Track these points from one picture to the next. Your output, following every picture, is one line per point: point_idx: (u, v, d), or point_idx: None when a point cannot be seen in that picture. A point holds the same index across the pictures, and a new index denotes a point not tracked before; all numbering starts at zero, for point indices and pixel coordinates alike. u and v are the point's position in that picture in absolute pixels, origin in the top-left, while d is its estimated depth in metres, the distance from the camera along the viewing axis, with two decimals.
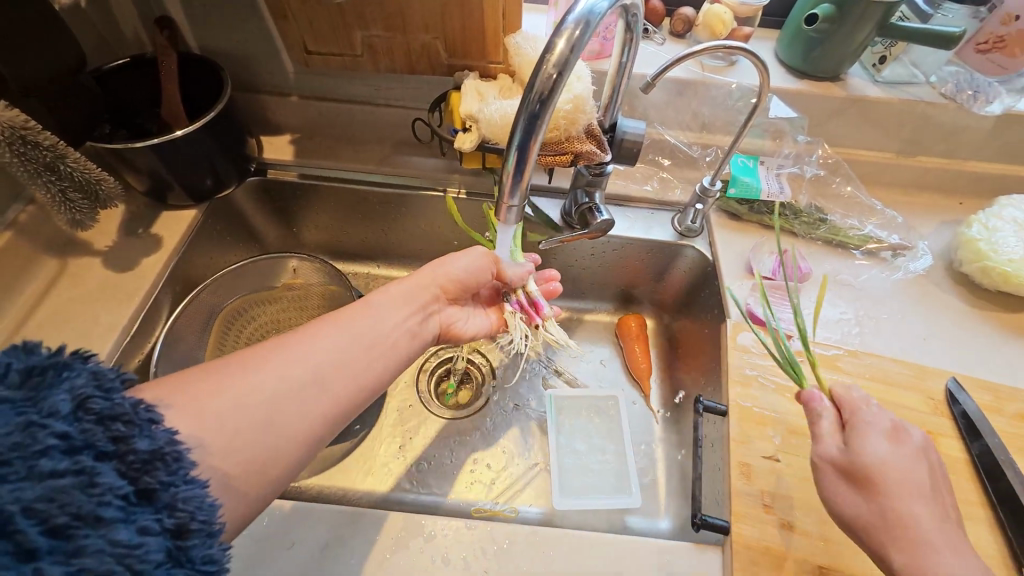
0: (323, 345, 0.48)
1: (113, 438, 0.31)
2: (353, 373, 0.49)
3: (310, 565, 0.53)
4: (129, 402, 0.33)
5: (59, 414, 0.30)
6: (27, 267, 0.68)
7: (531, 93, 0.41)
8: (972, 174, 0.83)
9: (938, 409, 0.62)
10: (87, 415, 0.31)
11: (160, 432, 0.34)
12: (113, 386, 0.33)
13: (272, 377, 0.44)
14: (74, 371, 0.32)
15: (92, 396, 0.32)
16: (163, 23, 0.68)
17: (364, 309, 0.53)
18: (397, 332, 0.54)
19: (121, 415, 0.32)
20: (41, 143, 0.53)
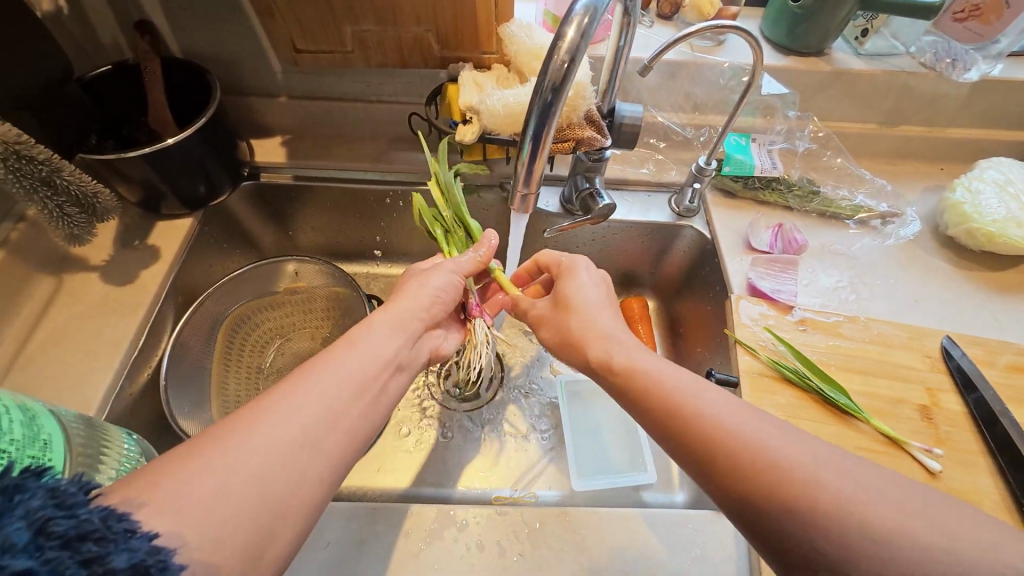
0: (304, 403, 0.41)
1: (84, 561, 0.25)
2: (345, 422, 0.42)
3: (346, 564, 0.53)
4: (97, 515, 0.27)
5: (15, 548, 0.24)
6: (24, 286, 0.67)
7: (544, 82, 0.42)
8: (953, 140, 0.87)
9: (935, 367, 0.65)
10: (49, 540, 0.25)
11: (139, 543, 0.28)
12: (77, 500, 0.27)
13: (256, 435, 0.37)
14: (26, 490, 0.25)
15: (53, 517, 0.25)
16: (143, 28, 0.65)
17: (346, 348, 0.47)
18: (384, 369, 0.48)
19: (91, 533, 0.26)
20: (35, 157, 0.52)
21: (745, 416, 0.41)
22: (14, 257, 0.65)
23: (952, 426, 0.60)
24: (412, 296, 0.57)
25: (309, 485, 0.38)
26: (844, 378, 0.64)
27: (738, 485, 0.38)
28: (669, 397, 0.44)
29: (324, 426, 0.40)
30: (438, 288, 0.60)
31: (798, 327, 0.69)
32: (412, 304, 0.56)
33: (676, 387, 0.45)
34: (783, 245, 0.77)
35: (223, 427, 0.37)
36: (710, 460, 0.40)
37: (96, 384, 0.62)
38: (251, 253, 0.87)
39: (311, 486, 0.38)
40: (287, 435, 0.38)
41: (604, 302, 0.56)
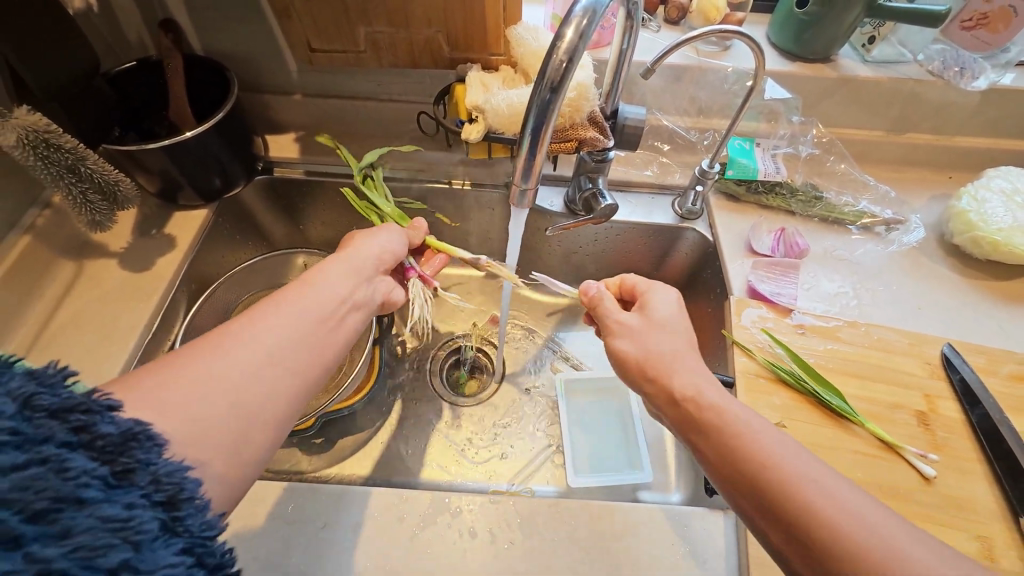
0: (270, 324, 0.44)
1: (74, 428, 0.30)
2: (311, 344, 0.45)
3: (343, 543, 0.55)
4: (80, 392, 0.31)
5: (4, 415, 0.28)
6: (46, 270, 0.70)
7: (543, 81, 0.43)
8: (961, 149, 0.86)
9: (935, 373, 0.65)
10: (37, 411, 0.29)
11: (123, 417, 0.32)
12: (58, 381, 0.30)
13: (221, 351, 0.40)
14: (7, 370, 0.29)
15: (37, 393, 0.29)
16: (168, 26, 0.69)
17: (303, 286, 0.49)
18: (343, 305, 0.50)
19: (77, 405, 0.30)
20: (63, 145, 0.56)
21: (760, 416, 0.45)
22: (38, 242, 0.69)
23: (950, 432, 0.60)
24: (365, 248, 0.58)
25: (281, 399, 0.42)
26: (841, 381, 0.64)
27: (824, 559, 0.37)
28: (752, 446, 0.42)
29: (289, 348, 0.44)
30: (390, 244, 0.62)
31: (797, 330, 0.69)
32: (360, 255, 0.57)
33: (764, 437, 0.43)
34: (785, 249, 0.78)
35: (187, 352, 0.40)
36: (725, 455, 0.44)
37: (111, 365, 0.65)
38: (263, 245, 0.90)
39: (283, 401, 0.42)
40: (251, 353, 0.41)
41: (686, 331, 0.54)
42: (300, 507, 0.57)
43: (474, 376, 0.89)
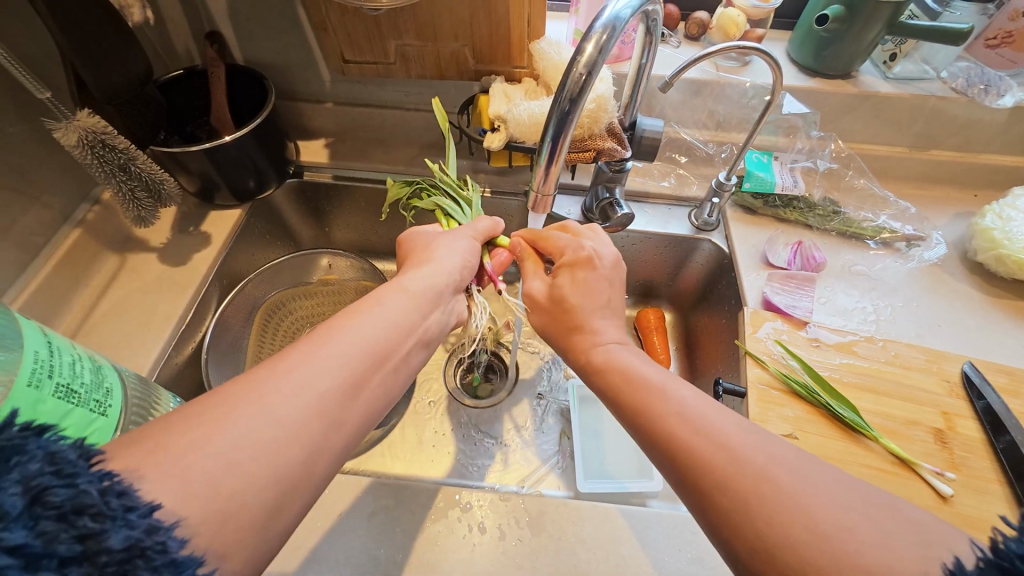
0: (327, 362, 0.40)
1: (78, 536, 0.26)
2: (365, 391, 0.42)
3: (356, 532, 0.57)
4: (95, 488, 0.27)
5: (10, 516, 0.24)
6: (93, 261, 0.75)
7: (563, 93, 0.46)
8: (985, 166, 0.85)
9: (954, 393, 0.64)
10: (46, 510, 0.25)
11: (138, 519, 0.28)
12: (75, 471, 0.27)
13: (273, 393, 0.37)
14: (26, 457, 0.26)
15: (51, 486, 0.26)
16: (213, 38, 0.74)
17: (366, 310, 0.46)
18: (405, 336, 0.47)
19: (88, 507, 0.26)
20: (117, 146, 0.61)
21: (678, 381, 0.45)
22: (88, 235, 0.74)
23: (968, 453, 0.59)
24: (436, 261, 0.58)
25: (328, 451, 0.38)
26: (856, 396, 0.64)
27: (730, 503, 0.35)
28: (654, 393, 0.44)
29: (338, 395, 0.40)
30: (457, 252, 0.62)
31: (811, 343, 0.69)
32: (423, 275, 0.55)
33: (654, 380, 0.46)
34: (801, 263, 0.78)
35: (245, 385, 0.37)
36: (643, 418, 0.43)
37: (148, 352, 0.69)
38: (291, 245, 0.94)
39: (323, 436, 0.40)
40: (307, 395, 0.38)
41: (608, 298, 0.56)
42: (316, 496, 0.59)
43: (488, 380, 0.91)
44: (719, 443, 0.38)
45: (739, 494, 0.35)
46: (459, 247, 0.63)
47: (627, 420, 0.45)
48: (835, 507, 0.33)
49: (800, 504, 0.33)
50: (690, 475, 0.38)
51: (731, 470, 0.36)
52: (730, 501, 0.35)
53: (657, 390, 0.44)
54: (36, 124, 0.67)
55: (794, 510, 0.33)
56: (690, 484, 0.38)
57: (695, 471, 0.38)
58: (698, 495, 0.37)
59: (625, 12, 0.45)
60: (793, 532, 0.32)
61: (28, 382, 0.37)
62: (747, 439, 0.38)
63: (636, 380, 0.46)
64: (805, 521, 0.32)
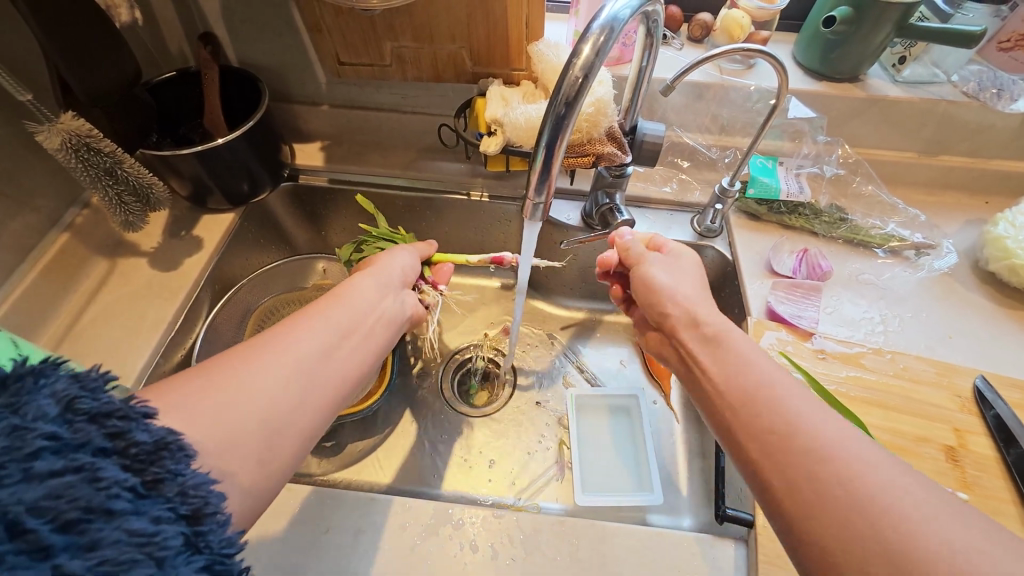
0: (299, 338, 0.43)
1: (109, 434, 0.29)
2: (338, 356, 0.45)
3: (344, 548, 0.55)
4: (119, 398, 0.30)
5: (46, 416, 0.28)
6: (82, 265, 0.73)
7: (559, 96, 0.44)
8: (997, 173, 0.83)
9: (965, 408, 0.61)
10: (77, 415, 0.29)
11: (158, 424, 0.31)
12: (98, 386, 0.30)
13: (252, 365, 0.40)
14: (52, 377, 0.29)
15: (79, 396, 0.29)
16: (207, 39, 0.72)
17: (331, 300, 0.50)
18: (373, 317, 0.51)
19: (115, 411, 0.30)
20: (102, 149, 0.59)
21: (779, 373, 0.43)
22: (76, 239, 0.72)
23: (981, 471, 0.57)
24: (388, 266, 0.59)
25: (311, 406, 0.41)
26: (863, 411, 0.61)
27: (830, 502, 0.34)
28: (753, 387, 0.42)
29: (318, 358, 0.43)
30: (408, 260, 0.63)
31: (817, 355, 0.67)
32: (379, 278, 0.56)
33: (754, 365, 0.44)
34: (807, 271, 0.76)
35: (223, 359, 0.40)
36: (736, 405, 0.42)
37: (137, 359, 0.67)
38: (285, 249, 0.92)
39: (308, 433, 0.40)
40: (281, 363, 0.41)
41: (698, 291, 0.54)
42: (304, 509, 0.57)
43: (485, 388, 0.89)
44: (828, 440, 0.37)
45: (837, 495, 0.34)
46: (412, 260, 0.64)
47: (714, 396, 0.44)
48: (953, 529, 0.31)
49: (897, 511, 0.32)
50: (780, 462, 0.37)
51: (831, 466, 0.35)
52: (838, 495, 0.34)
53: (753, 380, 0.43)
54: (23, 126, 0.66)
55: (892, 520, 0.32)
56: (775, 468, 0.37)
57: (790, 459, 0.37)
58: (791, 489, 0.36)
59: (623, 12, 0.44)
60: (887, 538, 0.31)
61: None
62: (860, 444, 0.36)
63: (729, 363, 0.45)
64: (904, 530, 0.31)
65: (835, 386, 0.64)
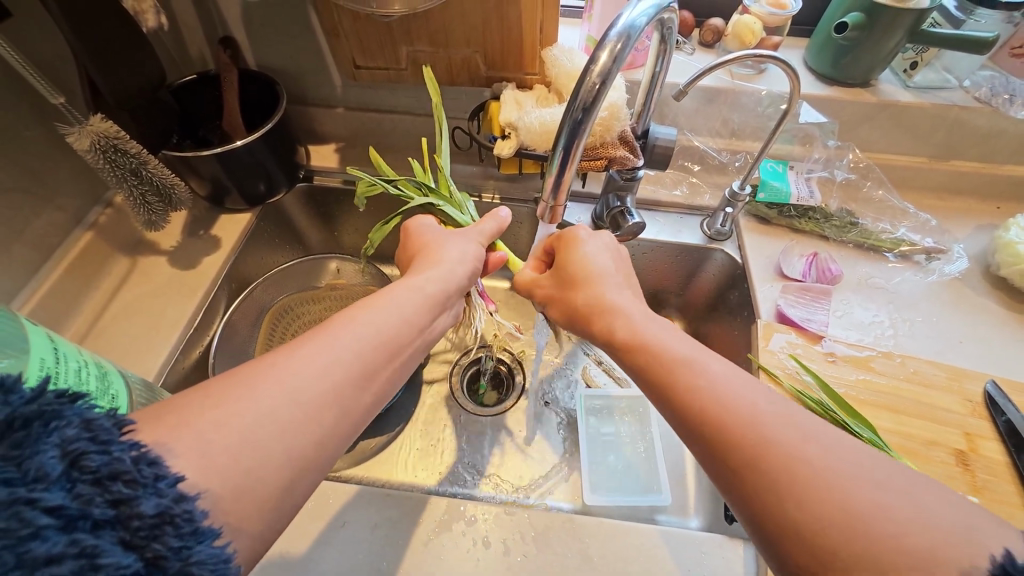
0: (338, 357, 0.42)
1: (113, 501, 0.27)
2: (374, 380, 0.43)
3: (359, 544, 0.56)
4: (129, 456, 0.28)
5: (49, 479, 0.25)
6: (105, 264, 0.75)
7: (575, 102, 0.45)
8: (1009, 178, 0.83)
9: (976, 412, 0.62)
10: (82, 475, 0.26)
11: (167, 488, 0.29)
12: (110, 438, 0.28)
13: (285, 385, 0.38)
14: (64, 421, 0.27)
15: (87, 451, 0.27)
16: (226, 43, 0.74)
17: (373, 307, 0.47)
18: (412, 333, 0.48)
19: (122, 473, 0.27)
20: (128, 151, 0.61)
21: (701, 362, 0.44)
22: (99, 238, 0.74)
23: (992, 477, 0.57)
24: (441, 262, 0.58)
25: (333, 436, 0.39)
26: (873, 414, 0.62)
27: (784, 498, 0.35)
28: (679, 386, 0.43)
29: (347, 382, 0.41)
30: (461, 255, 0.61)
31: (826, 358, 0.67)
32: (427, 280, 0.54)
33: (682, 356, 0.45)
34: (816, 274, 0.76)
35: (258, 368, 0.39)
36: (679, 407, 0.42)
37: (155, 356, 0.69)
38: (300, 249, 0.93)
39: (331, 443, 0.39)
40: (319, 386, 0.39)
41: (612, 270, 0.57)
42: (322, 504, 0.58)
43: (495, 388, 0.90)
44: (750, 424, 0.38)
45: (780, 481, 0.35)
46: (468, 251, 0.62)
47: (656, 400, 0.45)
48: (884, 496, 0.33)
49: (836, 483, 0.34)
50: (722, 454, 0.38)
51: (768, 452, 0.36)
52: (784, 487, 0.35)
53: (687, 377, 0.43)
54: (51, 128, 0.68)
55: (835, 504, 0.33)
56: (723, 464, 0.38)
57: (731, 453, 0.38)
58: (742, 489, 0.37)
59: (640, 21, 0.45)
60: (828, 516, 0.33)
61: None
62: (780, 421, 0.38)
63: (661, 359, 0.45)
64: (842, 504, 0.33)
65: (846, 390, 0.64)
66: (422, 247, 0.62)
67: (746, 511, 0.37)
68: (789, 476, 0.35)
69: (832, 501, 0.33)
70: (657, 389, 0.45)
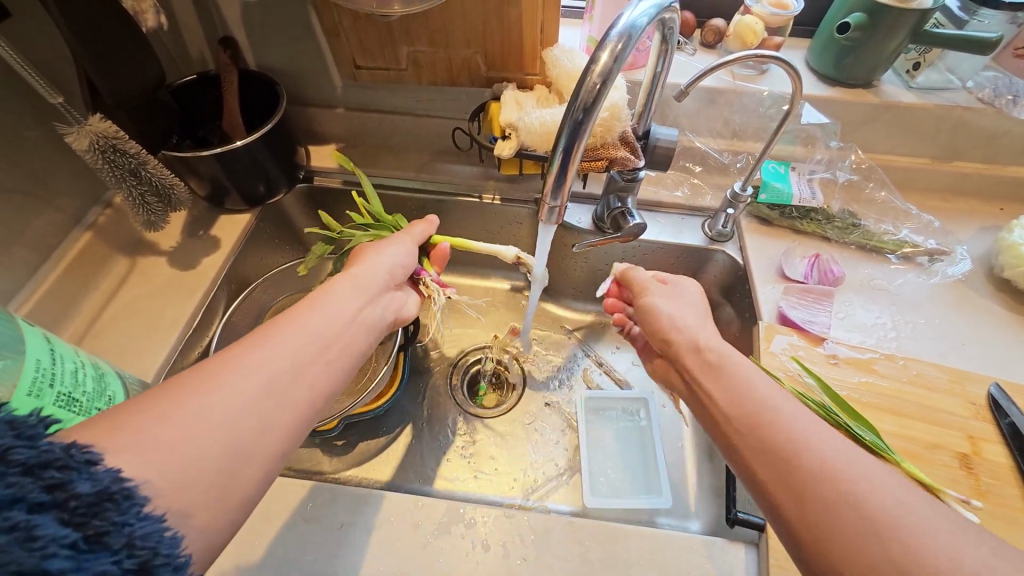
0: (266, 353, 0.42)
1: (48, 486, 0.27)
2: (313, 372, 0.43)
3: (356, 546, 0.56)
4: (58, 446, 0.29)
5: None
6: (104, 264, 0.75)
7: (576, 102, 0.45)
8: (1013, 179, 0.83)
9: (980, 415, 0.61)
10: (11, 466, 0.26)
11: (101, 472, 0.30)
12: (37, 432, 0.28)
13: (224, 386, 0.38)
14: None
15: (13, 446, 0.27)
16: (226, 43, 0.74)
17: (309, 308, 0.47)
18: (347, 326, 0.48)
19: (53, 461, 0.28)
20: (127, 151, 0.61)
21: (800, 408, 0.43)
22: (98, 238, 0.74)
23: (996, 480, 0.56)
24: (373, 264, 0.58)
25: (281, 430, 0.40)
26: (876, 417, 0.61)
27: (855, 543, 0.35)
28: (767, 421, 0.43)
29: (283, 376, 0.41)
30: (397, 256, 0.61)
31: (829, 360, 0.67)
32: (363, 279, 0.54)
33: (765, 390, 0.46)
34: (818, 276, 0.76)
35: (198, 375, 0.38)
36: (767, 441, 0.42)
37: (154, 356, 0.69)
38: (299, 249, 0.93)
39: None
40: (252, 383, 0.39)
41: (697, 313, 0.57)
42: (320, 505, 0.58)
43: (495, 390, 0.89)
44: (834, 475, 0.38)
45: (854, 526, 0.36)
46: (402, 254, 0.62)
47: (731, 428, 0.45)
48: (969, 552, 0.33)
49: (918, 533, 0.34)
50: (803, 497, 0.38)
51: (850, 494, 0.37)
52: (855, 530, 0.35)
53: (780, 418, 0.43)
54: (51, 128, 0.68)
55: (908, 556, 0.33)
56: (796, 495, 0.39)
57: (809, 487, 0.38)
58: (807, 522, 0.38)
59: (641, 20, 0.44)
60: (908, 562, 0.33)
61: (29, 391, 0.37)
62: (867, 465, 0.39)
63: (755, 397, 0.45)
64: (928, 553, 0.33)
65: (846, 390, 0.64)
66: (360, 250, 0.62)
67: (810, 542, 0.37)
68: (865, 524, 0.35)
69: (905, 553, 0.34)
70: (733, 417, 0.45)
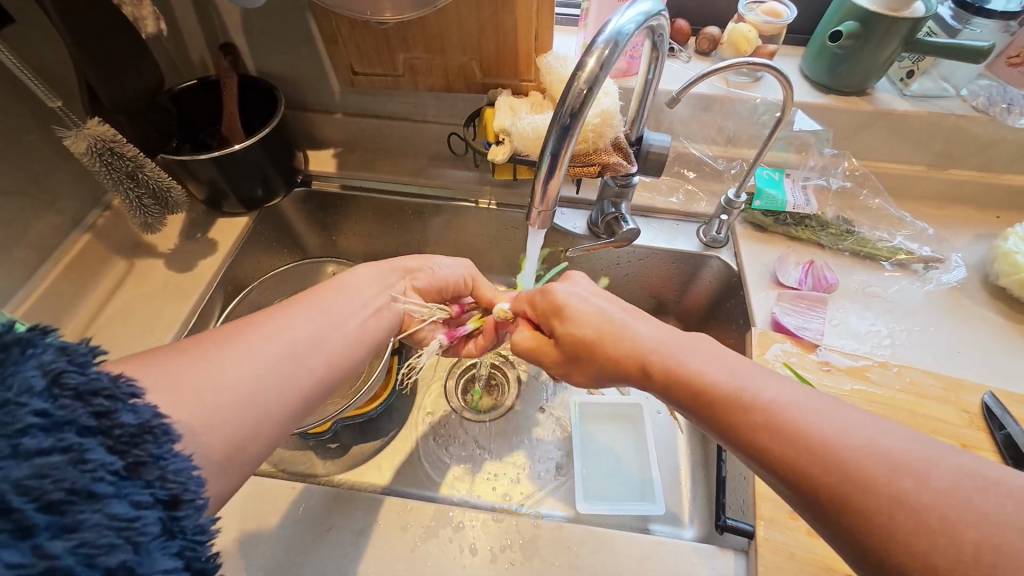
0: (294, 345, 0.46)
1: (94, 412, 0.30)
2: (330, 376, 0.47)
3: (346, 549, 0.56)
4: (107, 376, 0.31)
5: (33, 391, 0.28)
6: (102, 266, 0.76)
7: (563, 108, 0.45)
8: (1008, 187, 0.83)
9: (973, 424, 0.61)
10: (64, 390, 0.29)
11: (144, 406, 0.32)
12: (86, 360, 0.31)
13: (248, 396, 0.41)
14: (40, 348, 0.29)
15: (67, 370, 0.30)
16: (227, 50, 0.76)
17: (328, 294, 0.52)
18: (361, 312, 0.54)
19: (101, 390, 0.31)
20: (124, 154, 0.61)
21: (768, 388, 0.40)
22: (97, 240, 0.75)
23: None
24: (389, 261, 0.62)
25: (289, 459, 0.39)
26: None
27: (907, 534, 0.31)
28: (738, 414, 0.40)
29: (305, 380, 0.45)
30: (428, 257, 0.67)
31: (822, 367, 0.66)
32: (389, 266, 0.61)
33: (729, 384, 0.41)
34: (813, 282, 0.75)
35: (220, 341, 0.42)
36: (752, 440, 0.38)
37: None
38: (296, 253, 0.94)
39: None
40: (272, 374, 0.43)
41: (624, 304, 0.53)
42: (310, 508, 0.58)
43: (489, 394, 0.87)
44: (838, 456, 0.34)
45: (894, 517, 0.32)
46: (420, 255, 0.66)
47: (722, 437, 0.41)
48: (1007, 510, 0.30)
49: (959, 517, 0.30)
50: (821, 498, 0.35)
51: (871, 487, 0.33)
52: (901, 519, 0.31)
53: (750, 407, 0.39)
54: (50, 131, 0.69)
55: (968, 531, 0.30)
56: (819, 507, 0.35)
57: (840, 498, 0.34)
58: (846, 527, 0.34)
59: (628, 27, 0.45)
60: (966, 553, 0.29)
61: None
62: (871, 451, 0.34)
63: (717, 391, 0.41)
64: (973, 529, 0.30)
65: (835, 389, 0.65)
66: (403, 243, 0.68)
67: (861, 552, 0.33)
68: (900, 509, 0.31)
69: (954, 528, 0.30)
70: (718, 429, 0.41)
